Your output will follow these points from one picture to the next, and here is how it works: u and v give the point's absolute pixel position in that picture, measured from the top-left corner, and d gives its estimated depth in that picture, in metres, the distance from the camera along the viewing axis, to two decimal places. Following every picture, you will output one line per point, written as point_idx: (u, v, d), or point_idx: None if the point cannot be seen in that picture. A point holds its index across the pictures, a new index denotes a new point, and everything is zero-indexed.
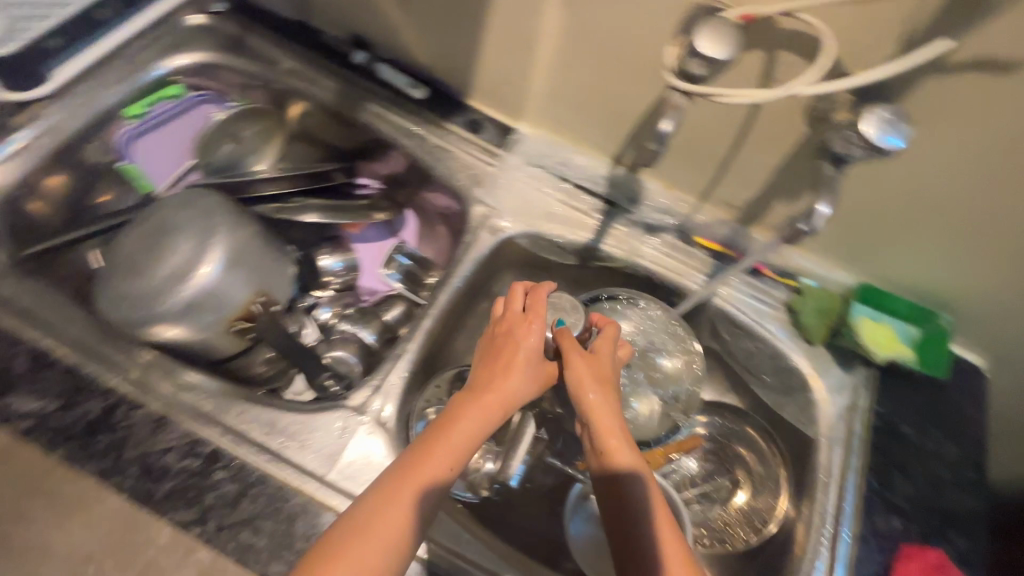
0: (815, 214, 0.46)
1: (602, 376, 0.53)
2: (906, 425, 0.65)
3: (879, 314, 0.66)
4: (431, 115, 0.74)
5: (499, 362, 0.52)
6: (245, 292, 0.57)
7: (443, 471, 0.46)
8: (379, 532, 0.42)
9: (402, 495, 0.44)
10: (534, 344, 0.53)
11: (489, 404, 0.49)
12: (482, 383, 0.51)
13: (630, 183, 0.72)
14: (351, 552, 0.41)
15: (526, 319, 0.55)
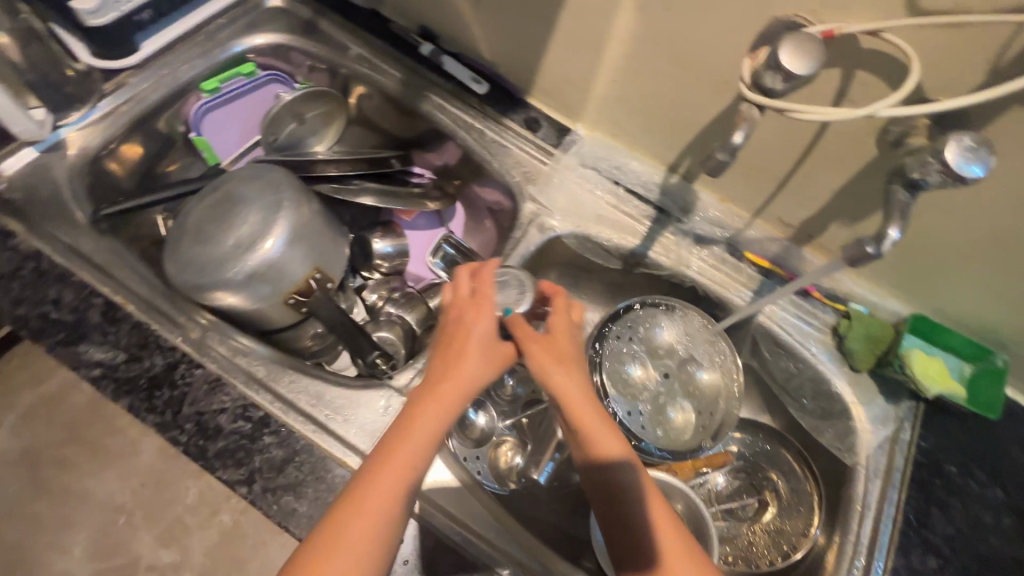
0: (885, 238, 0.45)
1: (560, 358, 0.52)
2: (951, 464, 0.63)
3: (931, 348, 0.65)
4: (490, 110, 0.76)
5: (455, 348, 0.50)
6: (304, 267, 0.59)
7: (411, 466, 0.45)
8: (358, 531, 0.42)
9: (373, 492, 0.43)
10: (488, 326, 0.51)
11: (446, 394, 0.48)
12: (440, 373, 0.48)
13: (682, 193, 0.72)
14: (335, 555, 0.41)
15: (472, 301, 0.53)
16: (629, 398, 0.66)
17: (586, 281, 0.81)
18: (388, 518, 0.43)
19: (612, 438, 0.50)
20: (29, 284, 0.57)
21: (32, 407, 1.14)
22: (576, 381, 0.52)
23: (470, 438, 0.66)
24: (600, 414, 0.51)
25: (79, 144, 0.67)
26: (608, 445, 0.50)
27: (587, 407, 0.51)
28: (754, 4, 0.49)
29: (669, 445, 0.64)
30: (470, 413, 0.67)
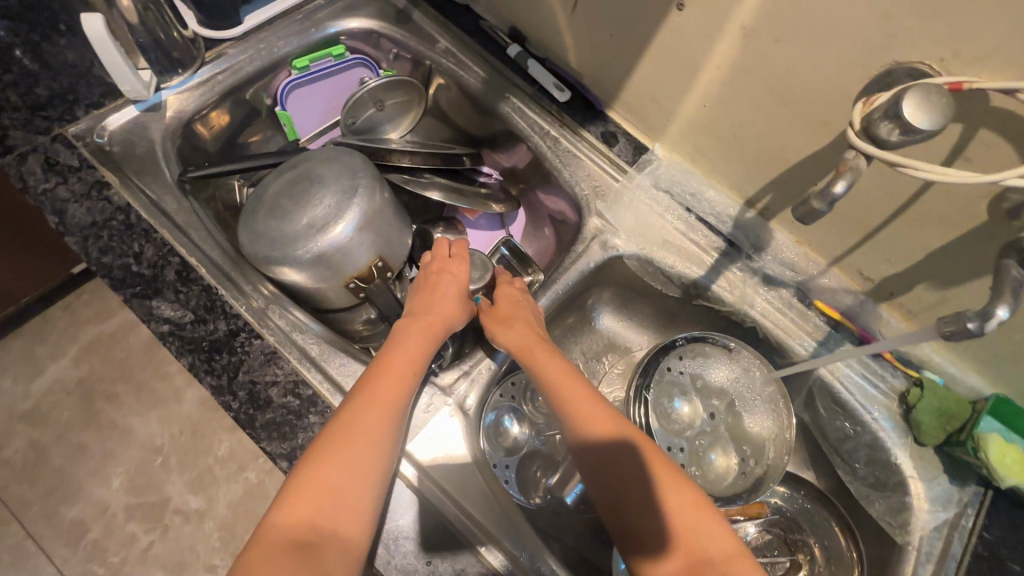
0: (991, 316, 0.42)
1: (504, 316, 0.61)
2: (1017, 563, 0.57)
3: (1009, 435, 0.59)
4: (568, 118, 0.75)
5: (435, 293, 0.61)
6: (368, 255, 0.60)
7: (410, 368, 0.53)
8: (371, 413, 0.49)
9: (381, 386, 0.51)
10: (459, 280, 0.62)
11: (433, 322, 0.58)
12: (425, 309, 0.59)
13: (757, 229, 0.69)
14: (350, 432, 0.48)
15: (446, 265, 0.64)
16: (671, 433, 0.63)
17: (640, 303, 0.78)
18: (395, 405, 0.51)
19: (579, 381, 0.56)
20: (116, 235, 0.60)
21: (92, 341, 1.22)
22: (528, 325, 0.60)
23: (503, 446, 0.65)
24: (553, 358, 0.57)
25: (176, 107, 0.70)
26: (563, 381, 0.55)
27: (532, 346, 0.58)
28: (875, 46, 0.46)
29: (706, 486, 0.62)
30: (505, 421, 0.66)
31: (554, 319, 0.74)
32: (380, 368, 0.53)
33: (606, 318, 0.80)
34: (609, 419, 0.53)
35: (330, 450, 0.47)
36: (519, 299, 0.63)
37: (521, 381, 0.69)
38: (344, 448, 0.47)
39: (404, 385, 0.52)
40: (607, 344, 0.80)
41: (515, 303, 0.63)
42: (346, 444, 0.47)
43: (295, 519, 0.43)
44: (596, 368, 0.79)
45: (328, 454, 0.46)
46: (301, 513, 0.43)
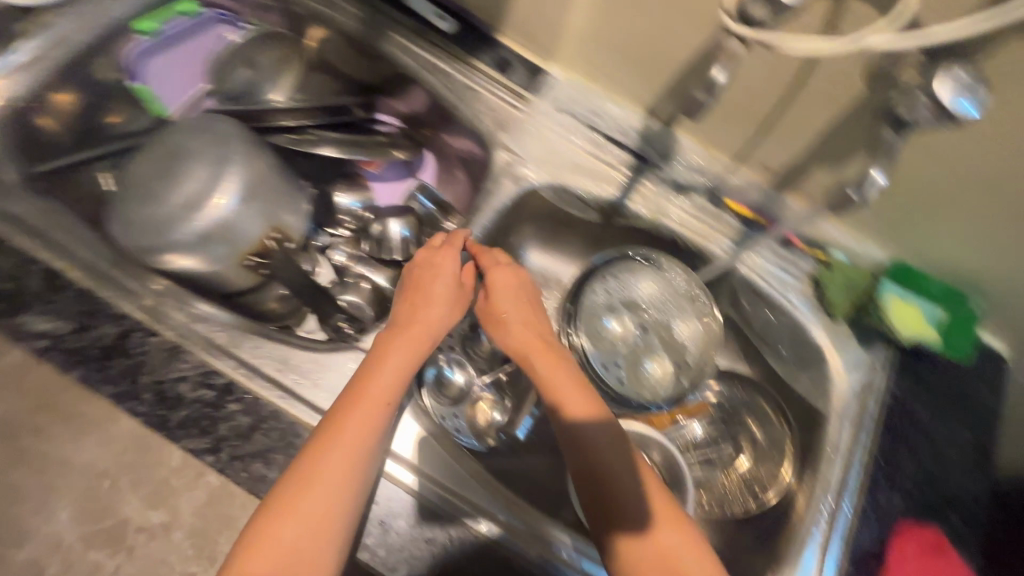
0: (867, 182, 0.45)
1: (501, 314, 0.59)
2: (921, 406, 0.64)
3: (908, 296, 0.63)
4: (458, 50, 0.70)
5: (420, 299, 0.57)
6: (260, 226, 0.56)
7: (383, 402, 0.50)
8: (339, 455, 0.47)
9: (349, 423, 0.48)
10: (447, 274, 0.59)
11: (417, 337, 0.54)
12: (406, 319, 0.56)
13: (663, 138, 0.69)
14: (317, 479, 0.46)
15: (435, 254, 0.60)
16: (606, 353, 0.65)
17: (564, 234, 0.77)
18: (363, 446, 0.48)
19: (580, 393, 0.54)
20: None
21: None
22: (524, 323, 0.59)
23: (447, 397, 0.65)
24: (563, 372, 0.55)
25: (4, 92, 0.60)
26: (567, 392, 0.54)
27: (533, 355, 0.57)
28: None
29: (639, 390, 0.65)
30: (447, 372, 0.66)
31: None
32: (352, 399, 0.50)
33: (534, 254, 0.79)
34: (608, 437, 0.52)
35: (294, 494, 0.45)
36: (519, 297, 0.60)
37: (457, 333, 0.69)
38: (309, 496, 0.45)
39: (375, 420, 0.49)
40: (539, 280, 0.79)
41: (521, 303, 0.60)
42: (312, 491, 0.45)
43: (256, 571, 0.43)
44: None
45: (293, 500, 0.45)
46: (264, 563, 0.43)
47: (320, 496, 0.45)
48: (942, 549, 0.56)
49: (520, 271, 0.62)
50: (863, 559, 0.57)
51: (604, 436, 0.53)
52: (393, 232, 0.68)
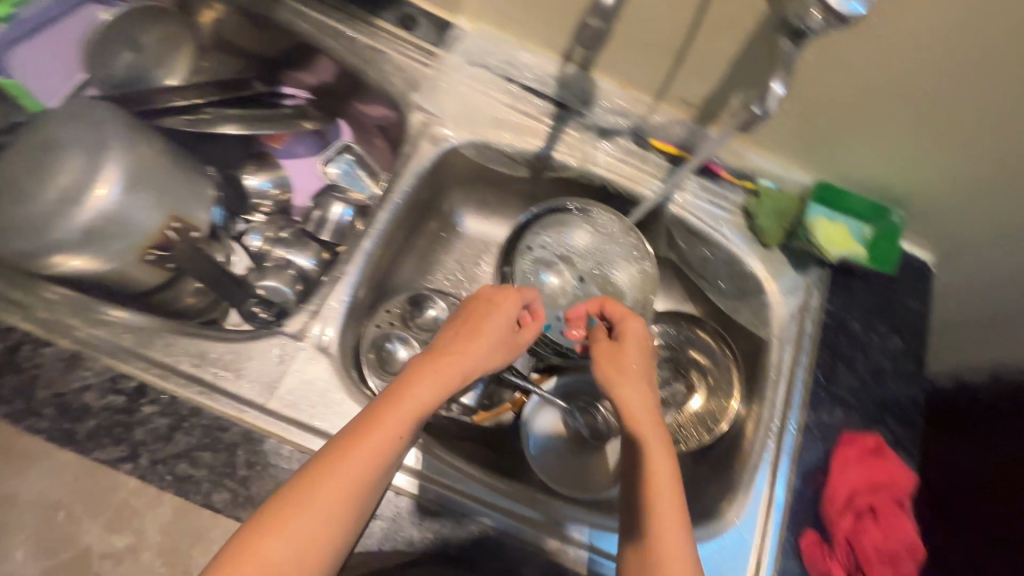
0: (770, 94, 0.44)
1: (626, 364, 0.51)
2: (855, 321, 0.66)
3: (834, 216, 0.65)
4: (356, 10, 0.66)
5: (469, 327, 0.52)
6: (156, 217, 0.51)
7: (399, 435, 0.43)
8: (345, 482, 0.41)
9: (362, 451, 0.42)
10: (505, 315, 0.54)
11: (451, 368, 0.48)
12: (447, 346, 0.50)
13: (581, 83, 0.67)
14: (318, 505, 0.40)
15: (505, 297, 0.55)
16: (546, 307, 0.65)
17: (496, 195, 0.75)
18: (371, 480, 0.42)
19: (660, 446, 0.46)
20: None
21: None
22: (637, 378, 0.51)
23: (391, 373, 0.64)
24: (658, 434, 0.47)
25: None
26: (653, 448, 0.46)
27: (643, 417, 0.48)
28: None
29: None
30: (390, 347, 0.65)
31: (413, 234, 0.71)
32: (371, 423, 0.43)
33: (470, 219, 0.77)
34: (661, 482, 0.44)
35: (289, 513, 0.39)
36: (640, 350, 0.53)
37: (396, 308, 0.68)
38: (305, 521, 0.39)
39: (388, 454, 0.43)
40: (477, 247, 0.77)
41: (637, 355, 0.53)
42: (310, 516, 0.40)
43: None
44: (475, 273, 0.77)
45: (286, 521, 0.39)
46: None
47: (317, 525, 0.39)
48: (882, 453, 0.58)
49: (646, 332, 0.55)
50: (811, 472, 0.59)
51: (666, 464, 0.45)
52: (333, 213, 0.66)
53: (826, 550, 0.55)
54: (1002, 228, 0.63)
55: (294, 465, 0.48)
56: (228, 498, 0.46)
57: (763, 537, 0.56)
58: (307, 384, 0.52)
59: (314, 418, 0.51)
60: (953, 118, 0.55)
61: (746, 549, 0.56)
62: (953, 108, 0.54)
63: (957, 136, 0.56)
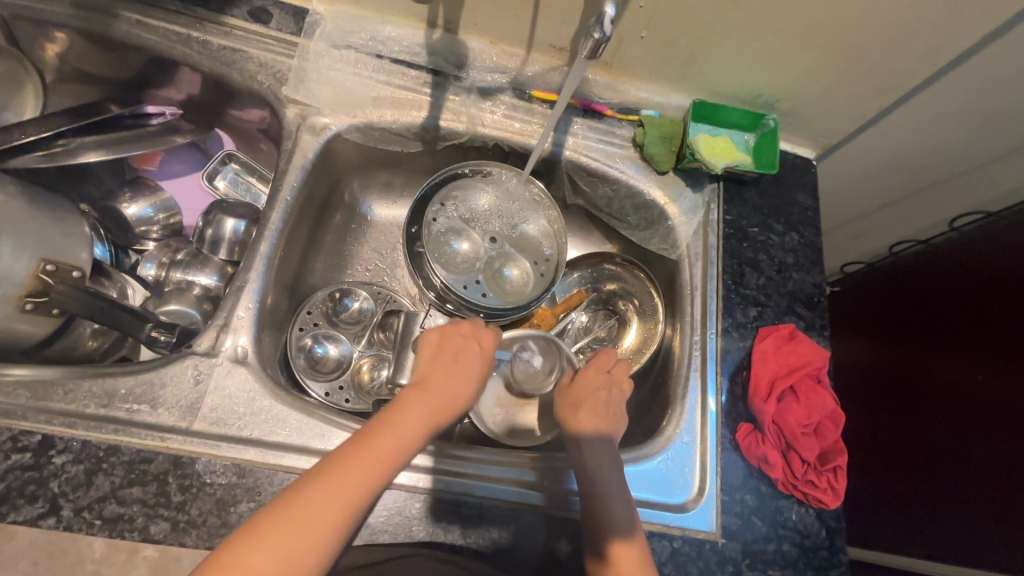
0: (606, 18, 0.45)
1: (577, 397, 0.59)
2: (753, 226, 0.70)
3: (716, 130, 0.69)
4: (202, 12, 0.63)
5: (457, 362, 0.54)
6: (25, 262, 0.49)
7: (387, 464, 0.44)
8: (330, 504, 0.40)
9: (350, 474, 0.42)
10: (484, 350, 0.56)
11: (441, 403, 0.50)
12: (437, 380, 0.51)
13: (451, 47, 0.66)
14: (306, 523, 0.39)
15: (472, 333, 0.56)
16: (462, 273, 0.66)
17: (397, 175, 0.75)
18: (360, 502, 0.41)
19: (603, 456, 0.54)
20: None
21: None
22: (595, 411, 0.57)
23: (325, 373, 0.64)
24: (597, 449, 0.54)
25: None
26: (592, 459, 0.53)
27: (588, 439, 0.55)
28: None
29: (506, 299, 0.66)
30: (318, 348, 0.65)
31: (320, 231, 0.70)
32: (358, 452, 0.43)
33: (379, 207, 0.77)
34: (597, 480, 0.52)
35: (276, 525, 0.39)
36: (599, 386, 0.59)
37: (318, 307, 0.67)
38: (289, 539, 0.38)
39: (376, 481, 0.43)
40: (390, 231, 0.77)
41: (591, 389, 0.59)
42: (296, 533, 0.39)
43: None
44: (395, 257, 0.77)
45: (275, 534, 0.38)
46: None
47: (303, 541, 0.38)
48: (795, 337, 0.62)
49: (617, 377, 0.61)
50: (736, 370, 0.63)
51: (594, 461, 0.53)
52: (227, 227, 0.64)
53: (759, 437, 0.59)
54: (865, 112, 0.68)
55: (231, 478, 0.47)
56: (166, 526, 0.45)
57: (703, 440, 0.60)
58: (230, 397, 0.51)
59: (243, 428, 0.50)
60: (798, 20, 0.56)
61: (690, 456, 0.59)
62: (796, 11, 0.55)
63: (805, 35, 0.58)
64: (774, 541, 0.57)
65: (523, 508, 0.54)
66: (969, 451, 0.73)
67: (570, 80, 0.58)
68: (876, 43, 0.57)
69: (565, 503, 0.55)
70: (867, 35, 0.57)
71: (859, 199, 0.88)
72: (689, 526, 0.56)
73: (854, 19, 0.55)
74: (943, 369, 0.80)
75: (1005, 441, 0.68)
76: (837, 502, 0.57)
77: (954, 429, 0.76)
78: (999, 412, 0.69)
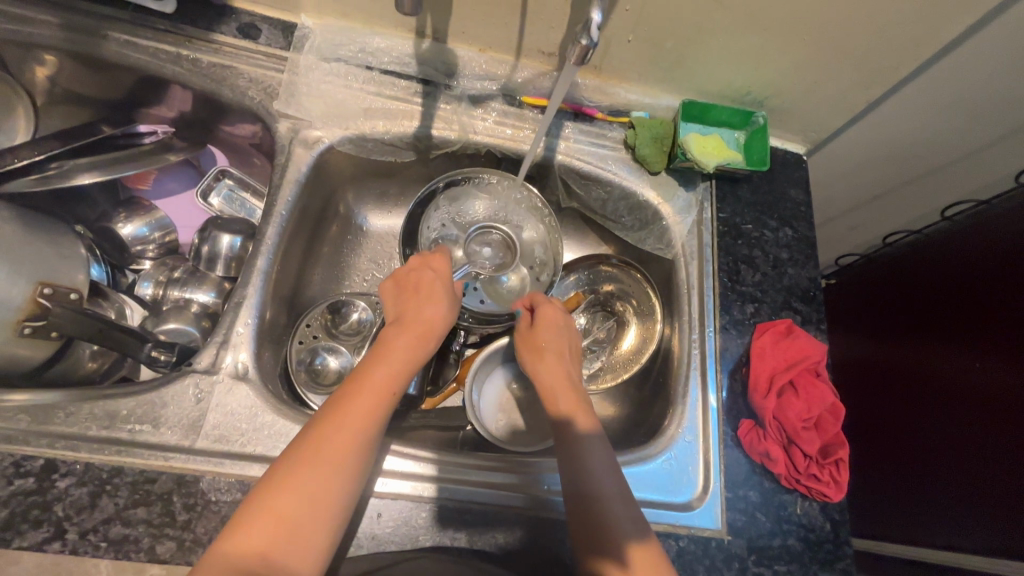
0: (592, 24, 0.45)
1: (542, 348, 0.59)
2: (746, 223, 0.70)
3: (706, 129, 0.70)
4: (192, 29, 0.64)
5: (421, 299, 0.53)
6: (22, 286, 0.49)
7: (384, 394, 0.45)
8: (336, 440, 0.42)
9: (353, 408, 0.44)
10: (444, 277, 0.56)
11: (419, 333, 0.51)
12: (410, 316, 0.52)
13: (440, 56, 0.67)
14: (323, 456, 0.41)
15: (428, 263, 0.57)
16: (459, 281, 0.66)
17: (392, 185, 0.75)
18: (369, 427, 0.44)
19: (580, 412, 0.54)
20: None
21: None
22: (560, 360, 0.58)
23: (326, 385, 0.64)
24: (573, 402, 0.55)
25: None
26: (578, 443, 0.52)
27: (562, 392, 0.56)
28: None
29: (505, 304, 0.67)
30: (319, 360, 0.65)
31: (316, 243, 0.70)
32: (355, 388, 0.45)
33: (373, 217, 0.77)
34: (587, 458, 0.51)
35: (287, 478, 0.40)
36: (559, 331, 0.60)
37: (317, 320, 0.66)
38: (310, 471, 0.40)
39: (377, 412, 0.45)
40: (386, 240, 0.78)
41: (553, 339, 0.60)
42: (316, 467, 0.40)
43: (258, 535, 0.38)
44: (391, 266, 0.77)
45: (295, 470, 0.40)
46: (254, 540, 0.38)
47: (317, 483, 0.40)
48: (793, 332, 0.63)
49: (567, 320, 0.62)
50: (735, 367, 0.64)
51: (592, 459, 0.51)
52: (223, 243, 0.64)
53: (761, 433, 0.59)
54: (853, 106, 0.68)
55: (235, 496, 0.47)
56: (172, 546, 0.45)
57: (706, 438, 0.60)
58: (231, 415, 0.51)
59: (246, 445, 0.50)
60: (783, 18, 0.57)
61: (693, 454, 0.60)
62: (780, 9, 0.55)
63: (791, 33, 0.58)
64: (779, 536, 0.57)
65: (526, 513, 0.54)
66: (975, 440, 0.72)
67: (560, 86, 0.58)
68: (859, 39, 0.58)
69: (548, 504, 0.54)
70: (851, 30, 0.57)
71: (851, 192, 0.88)
72: (694, 524, 0.56)
73: (837, 16, 0.56)
74: (941, 358, 0.80)
75: (1011, 428, 0.67)
76: (840, 495, 0.57)
77: (960, 417, 0.76)
78: (1004, 399, 0.69)
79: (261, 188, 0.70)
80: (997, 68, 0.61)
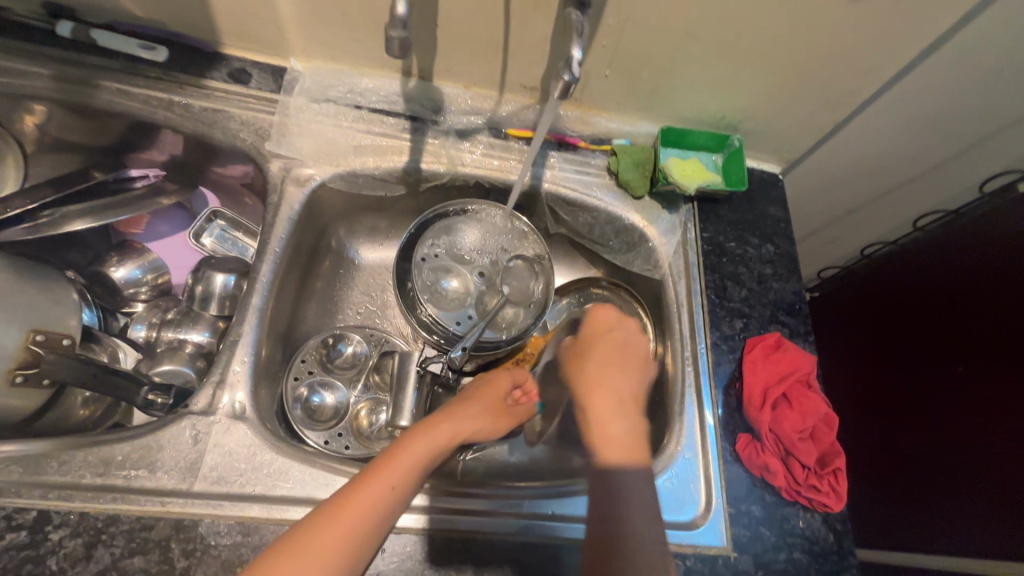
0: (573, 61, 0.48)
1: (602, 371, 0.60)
2: (729, 241, 0.72)
3: (685, 154, 0.73)
4: (183, 76, 0.65)
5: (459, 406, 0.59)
6: (14, 334, 0.49)
7: (384, 491, 0.45)
8: (329, 535, 0.42)
9: (352, 501, 0.44)
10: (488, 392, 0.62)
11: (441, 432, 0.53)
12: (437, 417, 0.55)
13: (426, 94, 0.69)
14: (314, 549, 0.41)
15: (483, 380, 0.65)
16: (454, 311, 0.67)
17: (382, 219, 0.76)
18: (366, 522, 0.43)
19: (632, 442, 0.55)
20: None
21: None
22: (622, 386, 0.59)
23: (322, 422, 0.63)
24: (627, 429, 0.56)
25: None
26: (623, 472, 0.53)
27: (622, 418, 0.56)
28: None
29: (500, 332, 0.67)
30: (315, 397, 0.64)
31: (309, 279, 0.71)
32: (358, 482, 0.45)
33: (365, 251, 0.78)
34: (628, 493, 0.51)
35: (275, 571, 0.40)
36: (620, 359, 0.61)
37: (312, 355, 0.66)
38: (299, 564, 0.40)
39: (376, 507, 0.44)
40: (378, 273, 0.78)
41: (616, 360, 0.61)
42: (303, 562, 0.40)
43: None
44: (385, 298, 0.78)
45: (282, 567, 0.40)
46: None
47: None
48: (782, 346, 0.64)
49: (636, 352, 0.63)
50: (729, 383, 0.65)
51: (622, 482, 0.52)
52: (217, 283, 0.64)
53: (758, 447, 0.60)
54: (821, 127, 0.72)
55: (235, 538, 0.46)
56: None
57: (705, 455, 0.61)
58: (230, 455, 0.50)
59: (245, 486, 0.49)
60: (750, 48, 0.60)
61: (694, 471, 0.60)
62: (747, 40, 0.59)
63: (759, 62, 0.62)
64: (784, 550, 0.57)
65: (534, 542, 0.53)
66: (966, 444, 0.74)
67: (545, 120, 0.60)
68: (822, 65, 0.62)
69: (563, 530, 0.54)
70: (813, 57, 0.61)
71: (826, 209, 0.92)
72: (700, 543, 0.56)
73: (800, 44, 0.59)
74: (925, 363, 0.83)
75: (1002, 430, 0.69)
76: (841, 504, 0.57)
77: (948, 424, 0.77)
78: (990, 401, 0.71)
79: (253, 227, 0.70)
80: (950, 88, 0.65)
